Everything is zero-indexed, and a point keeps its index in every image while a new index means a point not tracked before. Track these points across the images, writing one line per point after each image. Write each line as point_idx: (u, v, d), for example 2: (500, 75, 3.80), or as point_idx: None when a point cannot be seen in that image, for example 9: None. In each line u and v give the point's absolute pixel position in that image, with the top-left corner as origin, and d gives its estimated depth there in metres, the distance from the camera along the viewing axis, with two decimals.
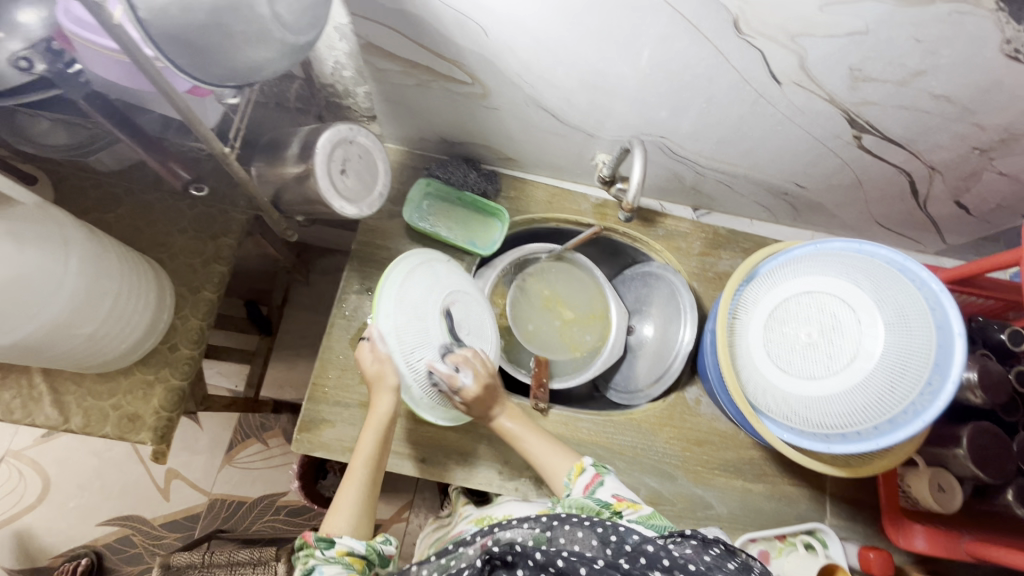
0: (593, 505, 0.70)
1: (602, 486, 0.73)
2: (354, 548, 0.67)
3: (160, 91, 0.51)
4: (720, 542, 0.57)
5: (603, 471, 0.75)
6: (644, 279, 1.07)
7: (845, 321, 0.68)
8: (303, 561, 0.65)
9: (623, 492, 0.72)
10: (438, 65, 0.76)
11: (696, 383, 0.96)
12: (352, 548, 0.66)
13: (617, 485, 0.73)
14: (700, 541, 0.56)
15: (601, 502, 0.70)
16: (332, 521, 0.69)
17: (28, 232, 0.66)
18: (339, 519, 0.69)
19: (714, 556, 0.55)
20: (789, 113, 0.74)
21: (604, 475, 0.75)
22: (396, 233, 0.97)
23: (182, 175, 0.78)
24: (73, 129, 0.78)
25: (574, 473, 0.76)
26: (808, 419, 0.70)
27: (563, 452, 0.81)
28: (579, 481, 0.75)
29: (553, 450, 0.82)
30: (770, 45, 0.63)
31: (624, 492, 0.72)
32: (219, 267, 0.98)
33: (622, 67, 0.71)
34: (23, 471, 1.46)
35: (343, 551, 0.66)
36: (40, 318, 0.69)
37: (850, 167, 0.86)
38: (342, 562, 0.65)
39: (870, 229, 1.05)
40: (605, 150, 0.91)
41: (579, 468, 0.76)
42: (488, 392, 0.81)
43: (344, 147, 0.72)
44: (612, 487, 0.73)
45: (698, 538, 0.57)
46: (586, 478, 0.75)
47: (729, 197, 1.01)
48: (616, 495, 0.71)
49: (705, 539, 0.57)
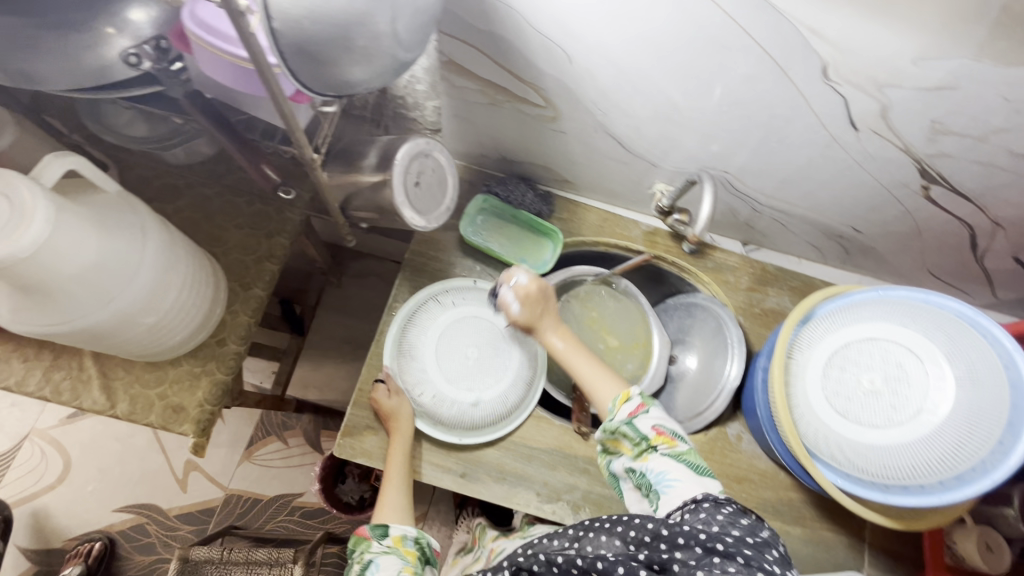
0: (633, 434, 0.69)
1: (645, 415, 0.70)
2: (408, 535, 0.76)
3: (272, 97, 0.52)
4: (731, 502, 0.59)
5: (650, 400, 0.71)
6: (688, 310, 1.06)
7: (912, 373, 0.68)
8: (359, 557, 0.74)
9: (665, 423, 0.69)
10: (515, 87, 0.78)
11: (738, 419, 0.96)
12: (405, 535, 0.76)
13: (663, 415, 0.70)
14: (712, 502, 0.59)
15: (639, 433, 0.68)
16: (382, 514, 0.78)
17: (108, 219, 0.68)
18: (389, 512, 0.78)
19: (727, 514, 0.57)
20: (860, 159, 0.75)
21: (650, 404, 0.71)
22: (448, 245, 0.98)
23: (268, 177, 0.79)
24: (154, 122, 0.81)
25: (619, 401, 0.72)
26: (868, 467, 0.70)
27: (611, 377, 0.76)
28: (624, 408, 0.71)
29: (605, 375, 0.77)
30: (855, 93, 0.64)
31: (667, 424, 0.69)
32: (271, 265, 0.95)
33: (699, 102, 0.72)
34: (46, 450, 1.46)
35: (398, 539, 0.75)
36: (113, 307, 0.70)
37: (911, 215, 0.86)
38: (396, 552, 0.73)
39: (921, 278, 1.04)
40: (664, 180, 0.92)
41: (624, 395, 0.72)
42: (543, 302, 0.83)
43: (421, 160, 0.74)
44: (656, 417, 0.69)
45: (710, 501, 0.59)
46: (631, 406, 0.70)
47: (781, 235, 1.01)
48: (657, 427, 0.68)
49: (718, 501, 0.59)
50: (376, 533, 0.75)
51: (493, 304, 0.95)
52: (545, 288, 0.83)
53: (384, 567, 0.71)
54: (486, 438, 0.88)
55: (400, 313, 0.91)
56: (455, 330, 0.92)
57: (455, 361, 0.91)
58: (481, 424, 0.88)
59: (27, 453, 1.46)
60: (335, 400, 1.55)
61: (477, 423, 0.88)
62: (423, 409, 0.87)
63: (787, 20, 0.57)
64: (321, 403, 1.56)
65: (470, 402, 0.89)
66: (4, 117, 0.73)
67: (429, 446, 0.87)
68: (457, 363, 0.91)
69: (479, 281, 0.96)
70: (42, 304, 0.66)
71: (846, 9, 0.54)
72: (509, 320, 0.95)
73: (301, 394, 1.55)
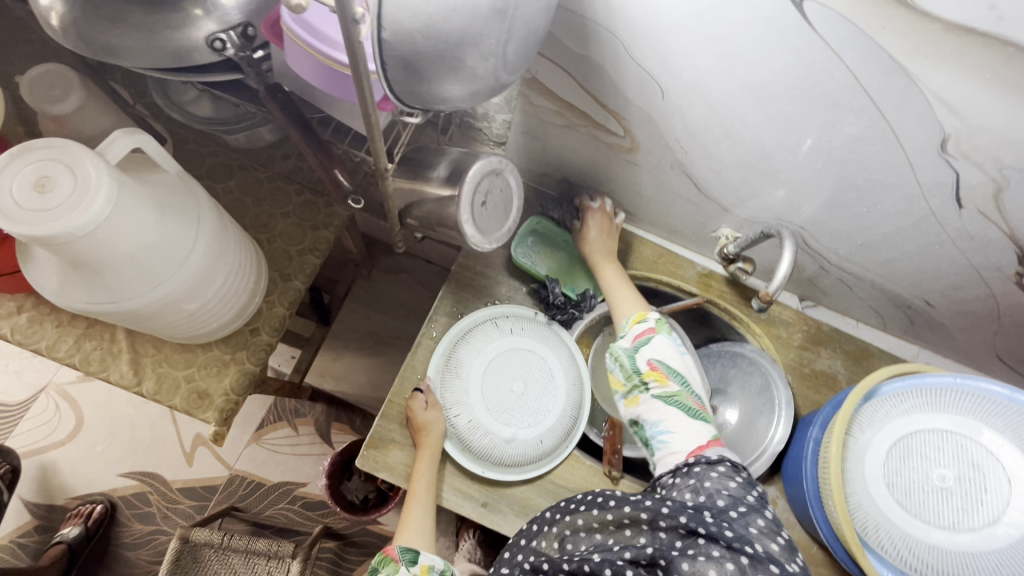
0: (628, 367, 0.69)
1: (648, 345, 0.70)
2: (435, 566, 0.67)
3: (361, 104, 0.50)
4: (722, 460, 0.60)
5: (659, 329, 0.71)
6: (732, 359, 1.00)
7: (991, 477, 0.64)
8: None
9: (661, 357, 0.68)
10: (596, 113, 0.74)
11: (774, 483, 0.92)
12: (433, 566, 0.67)
13: (665, 349, 0.69)
14: (703, 464, 0.60)
15: (634, 367, 0.68)
16: (406, 536, 0.73)
17: (166, 201, 0.66)
18: (413, 534, 0.73)
19: (716, 478, 0.58)
20: (955, 235, 0.71)
21: (657, 334, 0.71)
22: (497, 262, 0.94)
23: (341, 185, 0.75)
24: (220, 104, 0.79)
25: (632, 321, 0.74)
26: (926, 569, 0.65)
27: (633, 301, 0.81)
28: (634, 331, 0.73)
29: (627, 298, 0.82)
30: (970, 169, 0.60)
31: (664, 359, 0.68)
32: (314, 258, 0.92)
33: (791, 154, 0.68)
34: (60, 405, 1.46)
35: (425, 568, 0.66)
36: (158, 292, 0.67)
37: (993, 297, 0.81)
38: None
39: (986, 360, 0.99)
40: (732, 226, 0.88)
41: (639, 318, 0.74)
42: (607, 232, 0.91)
43: (490, 178, 0.72)
44: (655, 351, 0.69)
45: (701, 463, 0.60)
46: (640, 329, 0.72)
47: (844, 296, 0.97)
48: (651, 362, 0.68)
49: (708, 461, 0.60)
50: (404, 558, 0.67)
51: (551, 341, 0.91)
52: (614, 226, 0.92)
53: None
54: (510, 479, 0.84)
55: (455, 328, 0.88)
56: (505, 359, 0.89)
57: (501, 391, 0.87)
58: (510, 464, 0.84)
59: (42, 406, 1.46)
60: (351, 393, 1.52)
61: (505, 461, 0.84)
62: (455, 432, 0.84)
63: (916, 87, 0.53)
64: (336, 395, 1.53)
65: (504, 437, 0.85)
66: (74, 82, 0.71)
67: (453, 470, 0.83)
68: (500, 393, 0.87)
69: (541, 314, 0.92)
70: (89, 281, 0.64)
71: (985, 85, 0.50)
72: (563, 361, 0.90)
73: (317, 383, 1.52)
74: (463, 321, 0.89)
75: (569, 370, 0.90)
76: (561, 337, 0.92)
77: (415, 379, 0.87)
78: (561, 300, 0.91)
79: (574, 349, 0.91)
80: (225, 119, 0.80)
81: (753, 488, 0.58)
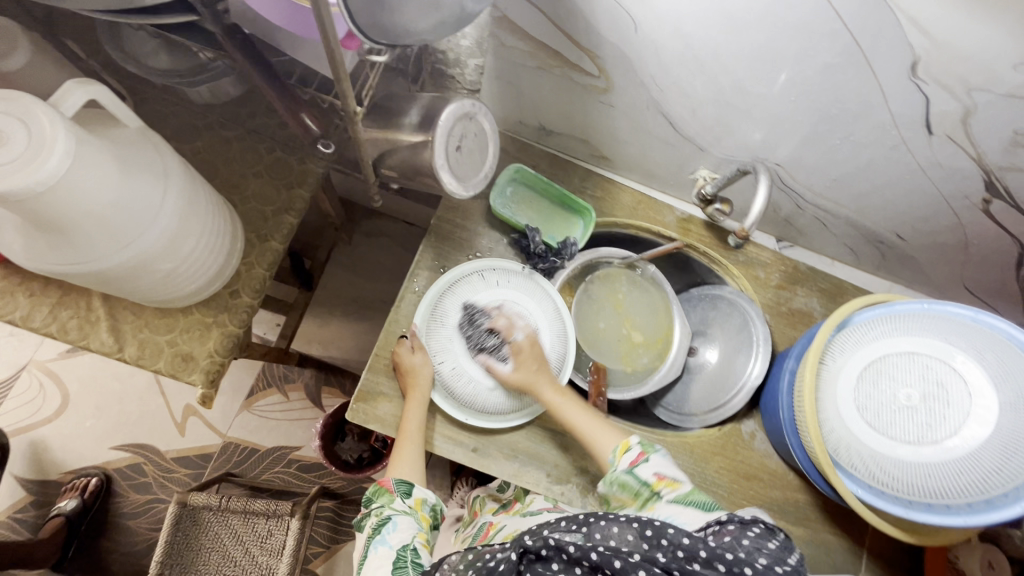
0: (634, 484, 0.67)
1: (646, 463, 0.68)
2: (427, 500, 0.73)
3: (323, 39, 0.48)
4: (758, 520, 0.50)
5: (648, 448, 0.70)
6: (712, 302, 1.03)
7: (954, 392, 0.67)
8: (378, 510, 0.70)
9: (667, 469, 0.67)
10: (569, 52, 0.72)
11: (753, 417, 0.95)
12: (425, 499, 0.73)
13: (664, 463, 0.68)
14: (737, 523, 0.50)
15: (640, 481, 0.67)
16: (399, 470, 0.75)
17: (132, 158, 0.64)
18: (406, 467, 0.75)
19: (752, 537, 0.48)
20: (925, 164, 0.72)
21: (650, 453, 0.69)
22: (476, 214, 0.94)
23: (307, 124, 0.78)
24: (177, 54, 0.76)
25: (619, 451, 0.72)
26: (893, 482, 0.69)
27: (608, 427, 0.77)
28: (624, 458, 0.70)
29: (599, 425, 0.77)
30: (939, 93, 0.61)
31: (668, 471, 0.67)
32: (290, 218, 0.90)
33: (766, 87, 0.68)
34: (43, 383, 1.45)
35: (419, 501, 0.72)
36: (131, 251, 0.66)
37: (962, 227, 0.84)
38: (414, 515, 0.71)
39: (954, 291, 1.03)
40: (709, 167, 0.88)
41: (624, 445, 0.72)
42: (540, 356, 0.84)
43: (464, 123, 0.71)
44: (657, 464, 0.67)
45: (734, 522, 0.51)
46: (631, 455, 0.70)
47: (819, 234, 0.98)
48: (657, 473, 0.66)
49: (743, 520, 0.50)
50: (400, 490, 0.72)
51: (539, 295, 0.91)
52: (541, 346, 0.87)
53: (402, 527, 0.68)
54: (492, 426, 0.85)
55: (445, 276, 0.88)
56: (491, 310, 0.88)
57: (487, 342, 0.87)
58: (494, 413, 0.86)
59: (26, 384, 1.44)
60: (339, 357, 1.53)
61: (489, 410, 0.85)
62: (441, 378, 0.85)
63: (889, 6, 0.52)
64: (324, 360, 1.53)
65: (488, 386, 0.85)
66: (19, 33, 0.67)
67: (443, 419, 0.85)
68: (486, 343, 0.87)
69: (529, 270, 0.91)
70: (54, 241, 0.62)
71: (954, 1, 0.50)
72: (548, 315, 0.90)
73: (304, 349, 1.52)
74: (452, 271, 0.88)
75: (556, 324, 0.90)
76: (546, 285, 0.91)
77: (400, 330, 0.87)
78: (542, 249, 0.92)
79: (560, 304, 0.91)
80: (185, 71, 0.77)
81: (793, 556, 0.47)
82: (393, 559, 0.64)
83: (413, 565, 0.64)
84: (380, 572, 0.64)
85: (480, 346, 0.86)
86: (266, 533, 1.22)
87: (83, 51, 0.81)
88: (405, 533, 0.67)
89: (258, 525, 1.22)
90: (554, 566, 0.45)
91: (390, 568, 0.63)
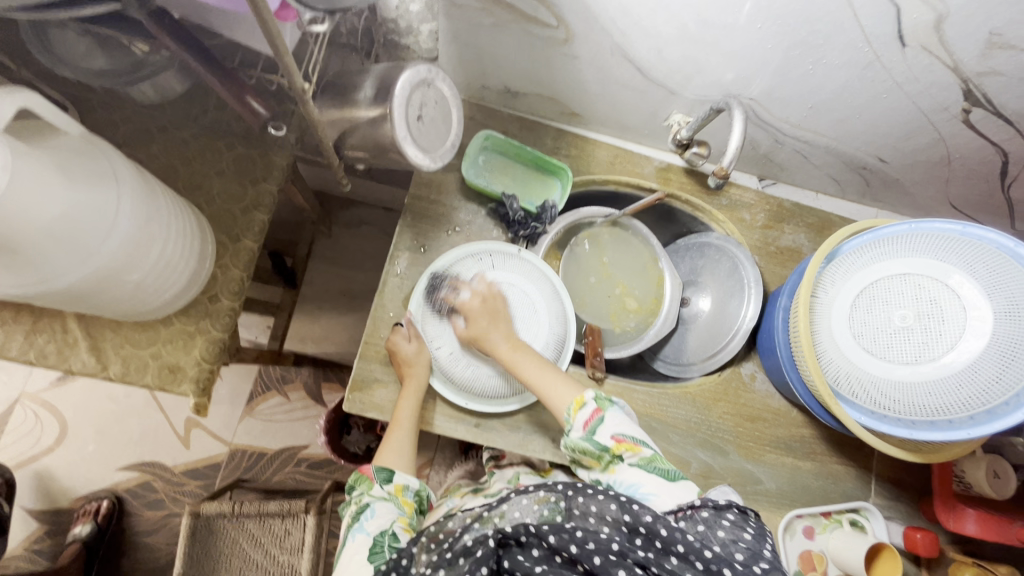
0: (593, 449, 0.66)
1: (602, 424, 0.67)
2: (409, 485, 0.73)
3: (257, 15, 0.45)
4: (732, 506, 0.54)
5: (605, 405, 0.69)
6: (700, 250, 1.02)
7: (947, 308, 0.66)
8: (358, 499, 0.70)
9: (624, 429, 0.66)
10: (524, 4, 0.68)
11: (752, 359, 0.95)
12: (407, 485, 0.73)
13: (621, 421, 0.67)
14: (712, 510, 0.54)
15: (600, 446, 0.66)
16: (384, 457, 0.75)
17: (78, 166, 0.61)
18: (392, 454, 0.75)
19: (727, 528, 0.52)
20: (901, 80, 0.71)
21: (605, 410, 0.69)
22: (451, 188, 0.91)
23: (257, 111, 0.75)
24: (113, 52, 0.72)
25: (573, 408, 0.70)
26: (893, 405, 0.69)
27: (561, 380, 0.74)
28: (579, 417, 0.69)
29: (557, 379, 0.74)
30: (909, 0, 0.59)
31: (627, 431, 0.66)
32: (260, 214, 0.87)
33: (733, 19, 0.65)
34: (38, 413, 1.43)
35: (400, 487, 0.72)
36: (92, 263, 0.64)
37: (943, 142, 0.82)
38: (394, 501, 0.70)
39: (940, 210, 1.02)
40: (683, 110, 0.86)
41: (578, 402, 0.70)
42: (493, 310, 0.81)
43: (423, 90, 0.68)
44: (615, 424, 0.67)
45: (709, 507, 0.54)
46: (586, 414, 0.69)
47: (801, 168, 0.96)
48: (616, 436, 0.65)
49: (718, 506, 0.54)
50: (380, 477, 0.72)
51: (536, 276, 0.89)
52: (500, 296, 0.83)
53: (380, 513, 0.67)
54: (494, 408, 0.84)
55: (439, 259, 0.86)
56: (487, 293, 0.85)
57: None
58: (494, 395, 0.84)
59: (21, 417, 1.42)
60: (334, 352, 1.51)
61: (488, 394, 0.84)
62: (439, 364, 0.83)
63: None
64: (320, 356, 1.52)
65: (490, 371, 0.84)
66: None
67: (442, 398, 0.84)
68: None
69: (525, 251, 0.89)
70: (8, 260, 0.59)
71: None
72: (546, 296, 0.88)
73: (299, 349, 1.50)
74: (446, 256, 0.86)
75: (554, 303, 0.89)
76: (542, 266, 0.90)
77: (389, 316, 0.86)
78: (521, 215, 0.89)
79: (557, 285, 0.90)
80: (124, 70, 0.73)
81: (767, 541, 0.51)
82: (369, 545, 0.63)
83: (389, 548, 0.63)
84: (355, 560, 0.62)
85: (434, 287, 0.84)
86: (284, 532, 1.23)
87: (13, 62, 0.76)
88: (384, 518, 0.66)
89: (275, 526, 1.22)
90: (535, 553, 0.48)
91: (366, 554, 0.62)
